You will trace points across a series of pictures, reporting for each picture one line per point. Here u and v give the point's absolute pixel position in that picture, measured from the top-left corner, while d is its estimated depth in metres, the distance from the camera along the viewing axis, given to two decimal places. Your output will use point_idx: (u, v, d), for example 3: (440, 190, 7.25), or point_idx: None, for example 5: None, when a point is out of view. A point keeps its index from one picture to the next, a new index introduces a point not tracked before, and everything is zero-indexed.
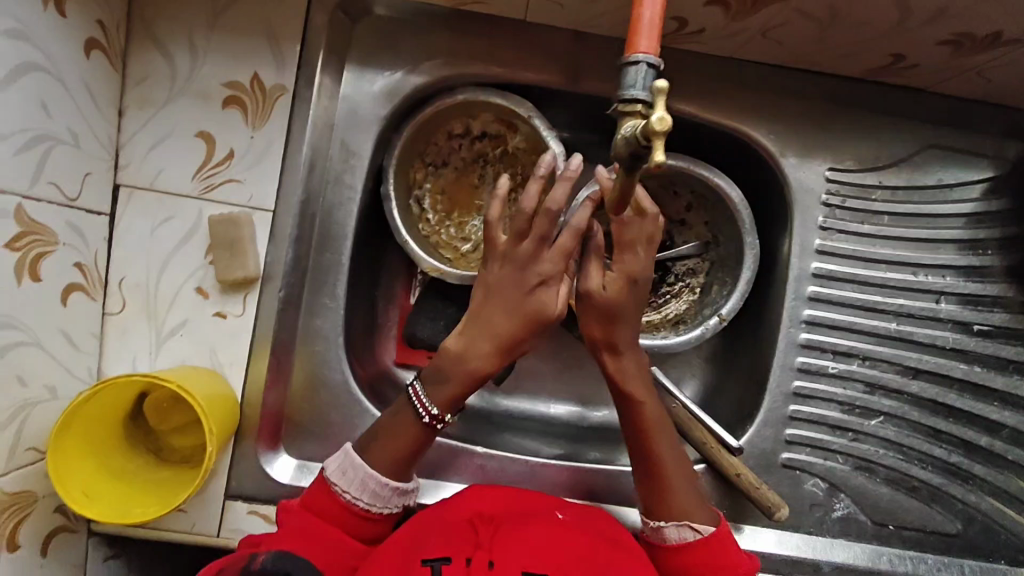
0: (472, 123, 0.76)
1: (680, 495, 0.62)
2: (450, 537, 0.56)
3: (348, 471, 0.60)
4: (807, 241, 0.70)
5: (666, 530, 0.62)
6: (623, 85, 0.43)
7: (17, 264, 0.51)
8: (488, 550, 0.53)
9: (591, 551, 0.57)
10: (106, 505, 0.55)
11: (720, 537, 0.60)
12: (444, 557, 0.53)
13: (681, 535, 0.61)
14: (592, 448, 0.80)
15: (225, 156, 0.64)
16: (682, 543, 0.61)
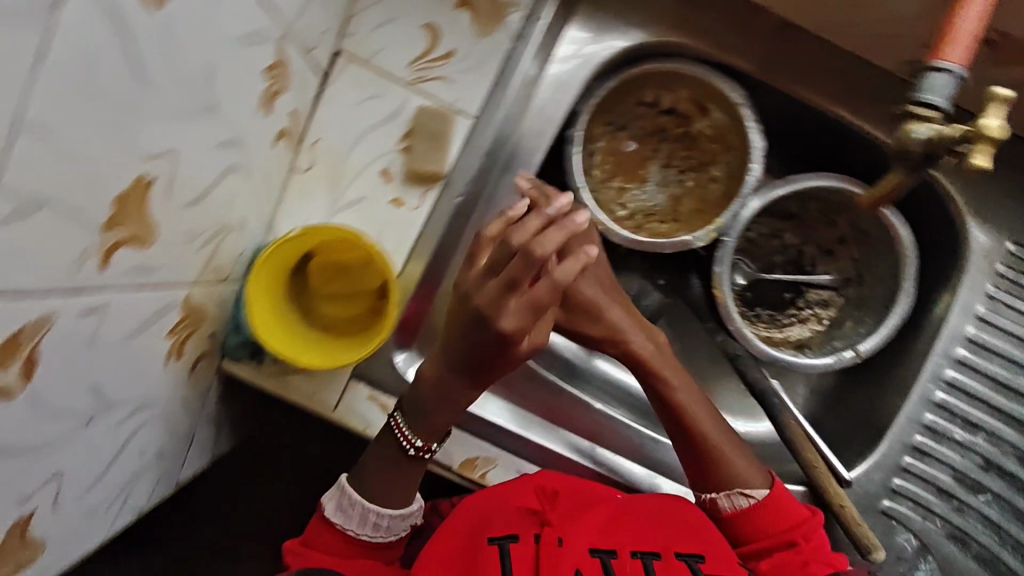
0: (664, 96, 0.74)
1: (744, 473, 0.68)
2: (520, 513, 0.62)
3: (347, 510, 0.64)
4: (970, 305, 0.69)
5: (720, 500, 0.68)
6: (919, 88, 0.44)
7: (263, 92, 0.51)
8: (553, 528, 0.60)
9: (654, 528, 0.64)
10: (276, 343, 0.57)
11: (775, 496, 0.67)
12: (511, 536, 0.60)
13: (734, 502, 0.67)
14: None
15: (445, 53, 0.63)
16: (736, 510, 0.67)
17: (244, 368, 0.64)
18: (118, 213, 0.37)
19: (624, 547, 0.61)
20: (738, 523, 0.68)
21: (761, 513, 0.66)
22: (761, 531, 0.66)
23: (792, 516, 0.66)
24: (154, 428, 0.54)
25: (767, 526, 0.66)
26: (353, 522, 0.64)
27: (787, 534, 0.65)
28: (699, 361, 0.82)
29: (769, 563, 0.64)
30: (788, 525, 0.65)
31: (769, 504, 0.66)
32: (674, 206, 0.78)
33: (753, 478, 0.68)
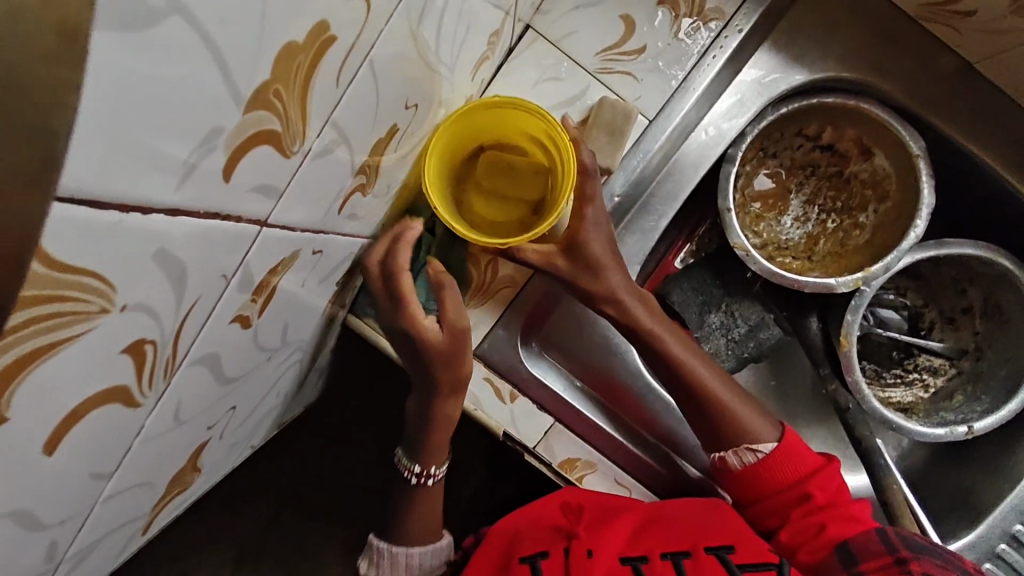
0: (828, 131, 0.73)
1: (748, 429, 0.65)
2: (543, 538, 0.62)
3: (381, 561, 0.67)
4: None
5: (729, 458, 0.65)
6: None
7: (481, 55, 0.49)
8: (582, 540, 0.59)
9: (691, 527, 0.62)
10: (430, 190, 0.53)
11: (786, 449, 0.64)
12: (541, 554, 0.59)
13: (742, 459, 0.65)
14: None
15: (636, 49, 0.62)
16: (747, 466, 0.65)
17: (370, 327, 0.63)
18: (370, 156, 0.36)
19: (653, 549, 0.59)
20: (749, 480, 0.65)
21: (772, 467, 0.64)
22: (778, 491, 0.64)
23: (804, 467, 0.64)
24: (290, 372, 0.52)
25: (784, 479, 0.64)
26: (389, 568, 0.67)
27: (801, 488, 0.63)
28: (795, 403, 0.80)
29: (789, 528, 0.63)
30: (802, 479, 0.63)
31: (777, 463, 0.64)
32: (809, 245, 0.76)
33: (760, 435, 0.65)
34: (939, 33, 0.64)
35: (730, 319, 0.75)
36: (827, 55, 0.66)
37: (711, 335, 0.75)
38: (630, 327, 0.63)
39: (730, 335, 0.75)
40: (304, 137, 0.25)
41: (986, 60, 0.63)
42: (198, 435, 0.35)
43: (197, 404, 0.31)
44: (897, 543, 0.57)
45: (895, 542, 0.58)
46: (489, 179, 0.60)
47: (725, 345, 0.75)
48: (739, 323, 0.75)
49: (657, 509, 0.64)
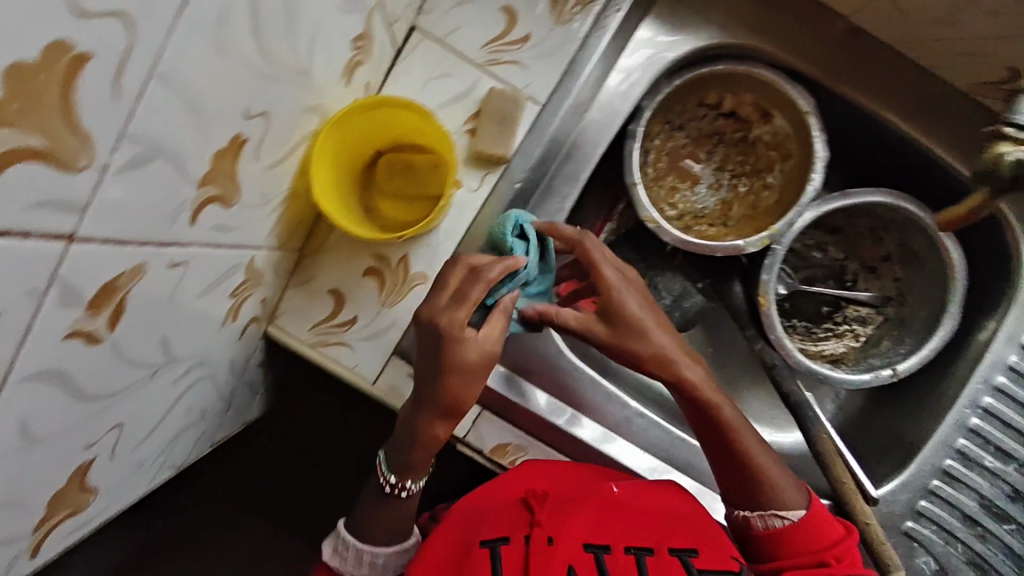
0: (727, 98, 0.75)
1: (779, 494, 0.61)
2: (505, 521, 0.60)
3: (345, 553, 0.63)
4: (1016, 334, 0.68)
5: (752, 519, 0.62)
6: (1015, 108, 0.43)
7: (349, 59, 0.50)
8: (544, 528, 0.57)
9: (659, 524, 0.61)
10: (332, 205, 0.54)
11: (815, 518, 0.60)
12: (501, 539, 0.57)
13: (767, 522, 0.61)
14: None
15: (520, 39, 0.63)
16: (772, 530, 0.61)
17: (293, 336, 0.65)
18: (215, 167, 0.37)
19: (617, 542, 0.58)
20: (768, 542, 0.61)
21: (796, 536, 0.60)
22: (794, 550, 0.59)
23: (827, 533, 0.59)
24: (200, 388, 0.53)
25: (803, 546, 0.59)
26: (348, 563, 0.63)
27: (818, 552, 0.58)
28: (731, 367, 0.82)
29: (792, 572, 0.58)
30: (821, 543, 0.58)
31: (802, 527, 0.60)
32: (724, 210, 0.78)
33: (787, 501, 0.61)
34: None
35: (654, 291, 0.76)
36: (710, 24, 0.67)
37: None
38: (677, 386, 0.62)
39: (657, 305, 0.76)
40: (89, 155, 0.26)
41: (858, 12, 0.64)
42: (74, 454, 0.36)
43: (49, 422, 0.32)
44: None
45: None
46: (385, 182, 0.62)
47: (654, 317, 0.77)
48: (664, 294, 0.77)
49: (622, 504, 0.63)
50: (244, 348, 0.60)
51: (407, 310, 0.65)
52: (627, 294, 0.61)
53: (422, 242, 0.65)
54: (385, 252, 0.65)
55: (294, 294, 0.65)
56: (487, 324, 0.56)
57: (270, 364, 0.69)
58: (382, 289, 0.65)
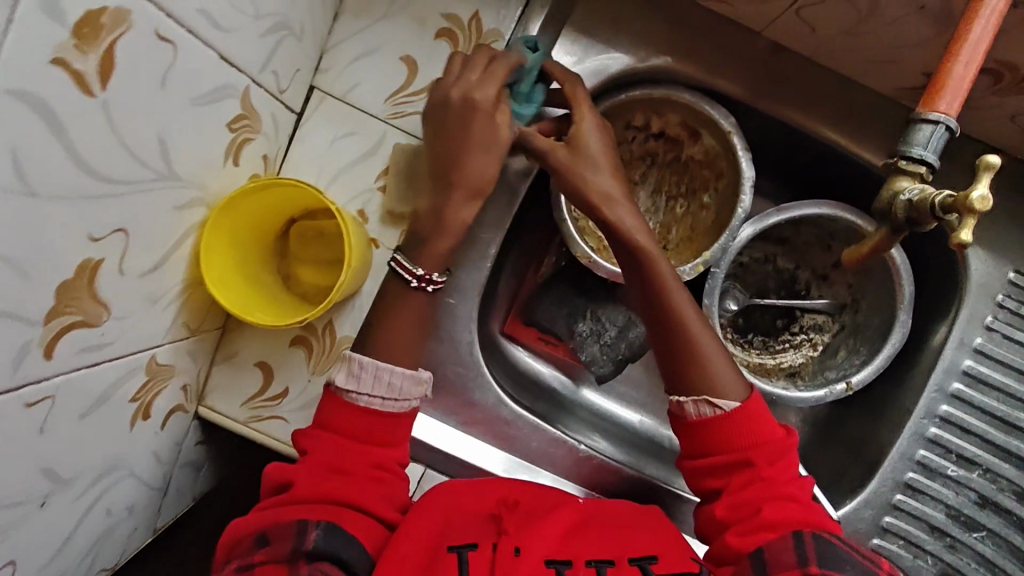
0: (655, 120, 0.71)
1: (715, 379, 0.58)
2: (477, 526, 0.55)
3: (360, 375, 0.57)
4: (967, 338, 0.67)
5: (685, 405, 0.58)
6: (910, 143, 0.44)
7: (230, 143, 0.49)
8: (512, 538, 0.53)
9: (622, 540, 0.58)
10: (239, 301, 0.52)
11: (747, 411, 0.57)
12: (470, 545, 0.53)
13: (700, 410, 0.57)
14: (655, 464, 0.77)
15: (423, 88, 0.62)
16: (703, 419, 0.57)
17: (223, 414, 0.63)
18: (64, 299, 0.36)
19: (579, 555, 0.54)
20: (701, 431, 0.57)
21: (729, 425, 0.56)
22: (727, 445, 0.56)
23: (760, 434, 0.56)
24: (118, 491, 0.52)
25: (738, 438, 0.56)
26: (368, 387, 0.56)
27: (749, 448, 0.56)
28: None
29: (726, 499, 0.55)
30: (749, 440, 0.56)
31: (738, 416, 0.56)
32: (663, 233, 0.75)
33: (724, 388, 0.57)
34: (725, 11, 0.64)
35: (598, 325, 0.73)
36: (622, 51, 0.65)
37: (585, 342, 0.73)
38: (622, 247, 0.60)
39: (603, 338, 0.73)
40: None
41: (769, 25, 0.62)
42: None
43: None
44: (812, 555, 0.49)
45: (808, 552, 0.49)
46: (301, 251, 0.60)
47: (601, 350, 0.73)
48: (607, 327, 0.73)
49: (591, 521, 0.60)
50: (170, 436, 0.58)
51: (337, 377, 0.63)
52: (597, 135, 0.59)
53: (346, 306, 0.63)
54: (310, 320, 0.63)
55: (220, 372, 0.63)
56: (483, 154, 0.57)
57: (207, 441, 0.67)
58: (310, 358, 0.63)
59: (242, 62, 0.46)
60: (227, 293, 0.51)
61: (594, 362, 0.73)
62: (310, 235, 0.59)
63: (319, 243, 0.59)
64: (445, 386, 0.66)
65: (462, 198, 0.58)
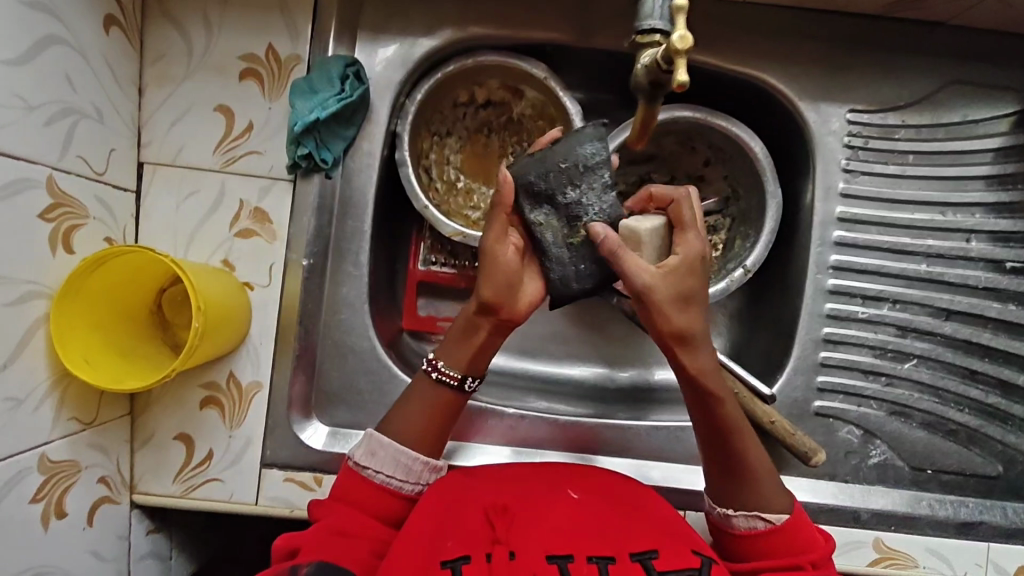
0: (477, 91, 0.74)
1: (762, 490, 0.56)
2: (467, 530, 0.53)
3: (377, 453, 0.59)
4: (831, 185, 0.68)
5: (734, 517, 0.56)
6: (640, 15, 0.43)
7: (52, 233, 0.51)
8: (506, 544, 0.51)
9: (618, 527, 0.53)
10: (104, 374, 0.53)
11: (796, 523, 0.55)
12: (464, 556, 0.50)
13: (750, 523, 0.56)
14: (620, 410, 0.79)
15: (244, 129, 0.64)
16: (754, 533, 0.56)
17: (159, 496, 0.64)
18: None
19: (579, 548, 0.50)
20: (748, 539, 0.56)
21: (778, 538, 0.55)
22: (774, 552, 0.54)
23: (802, 536, 0.55)
24: None
25: (779, 547, 0.54)
26: (385, 465, 0.58)
27: (792, 556, 0.54)
28: (611, 324, 0.83)
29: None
30: (797, 549, 0.54)
31: (791, 528, 0.55)
32: None
33: (771, 499, 0.56)
34: None
35: None
36: (420, 34, 0.67)
37: (544, 236, 0.56)
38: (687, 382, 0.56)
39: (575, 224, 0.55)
40: None
41: None
42: None
43: None
44: None
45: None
46: (180, 315, 0.61)
47: (570, 248, 0.56)
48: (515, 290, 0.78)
49: (575, 506, 0.55)
50: (107, 532, 0.59)
51: (254, 422, 0.64)
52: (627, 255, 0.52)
53: (241, 353, 0.64)
54: (212, 378, 0.64)
55: (143, 457, 0.64)
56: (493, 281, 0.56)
57: (164, 526, 0.68)
58: (224, 414, 0.64)
59: (29, 157, 0.48)
60: (84, 368, 0.52)
61: (584, 279, 0.57)
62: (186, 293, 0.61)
63: None
64: (362, 398, 0.66)
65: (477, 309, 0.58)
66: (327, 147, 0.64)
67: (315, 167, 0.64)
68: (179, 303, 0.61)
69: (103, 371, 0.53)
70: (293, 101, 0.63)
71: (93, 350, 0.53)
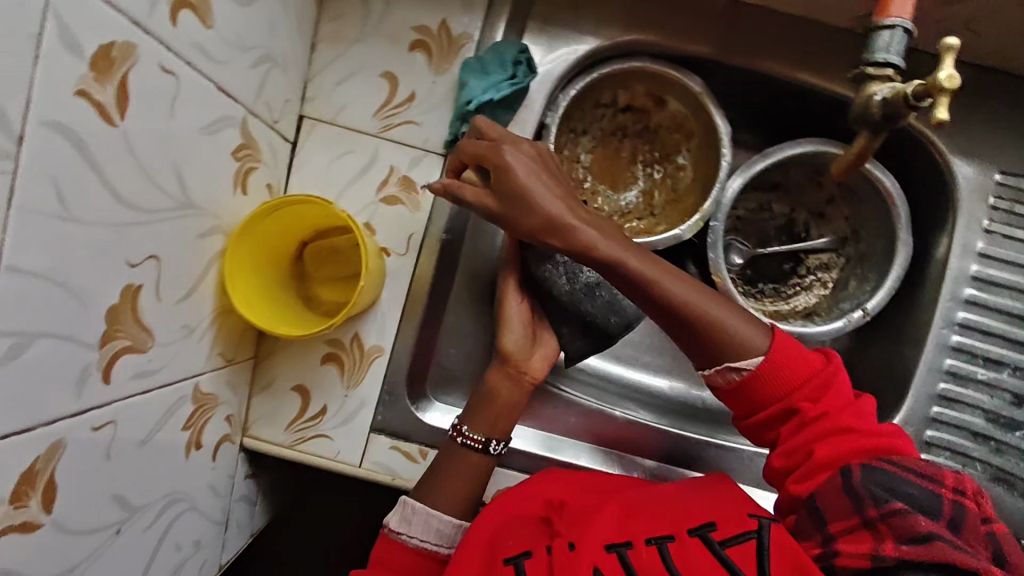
0: (621, 94, 0.74)
1: (715, 352, 0.54)
2: (526, 531, 0.54)
3: (410, 519, 0.58)
4: (969, 242, 0.68)
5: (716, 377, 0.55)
6: (872, 48, 0.44)
7: (236, 172, 0.52)
8: (565, 536, 0.51)
9: (681, 509, 0.53)
10: (263, 318, 0.54)
11: (773, 360, 0.53)
12: (524, 553, 0.51)
13: (727, 377, 0.54)
14: (696, 424, 0.81)
15: (406, 98, 0.65)
16: (735, 384, 0.54)
17: (268, 441, 0.64)
18: (113, 322, 0.38)
19: (639, 536, 0.50)
20: (745, 396, 0.54)
21: (765, 382, 0.53)
22: (774, 392, 0.53)
23: (798, 373, 0.54)
24: (186, 521, 0.54)
25: (775, 389, 0.54)
26: (418, 531, 0.58)
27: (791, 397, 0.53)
28: None
29: (780, 454, 0.54)
30: (786, 390, 0.53)
31: (766, 369, 0.53)
32: (647, 201, 0.78)
33: (751, 350, 0.53)
34: None
35: None
36: (587, 33, 0.68)
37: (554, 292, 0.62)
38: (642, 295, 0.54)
39: (574, 281, 0.61)
40: None
41: None
42: None
43: None
44: (861, 487, 0.48)
45: (861, 491, 0.48)
46: (320, 268, 0.62)
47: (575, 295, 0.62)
48: None
49: (637, 498, 0.56)
50: (222, 469, 0.60)
51: (370, 386, 0.65)
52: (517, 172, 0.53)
53: (368, 316, 0.65)
54: (336, 336, 0.65)
55: (258, 403, 0.64)
56: (509, 332, 0.62)
57: (259, 473, 0.69)
58: (343, 372, 0.65)
59: (236, 93, 0.49)
60: (248, 309, 0.53)
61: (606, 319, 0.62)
62: (330, 247, 0.62)
63: (337, 257, 0.63)
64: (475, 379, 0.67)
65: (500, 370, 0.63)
66: None
67: None
68: (322, 257, 0.62)
69: (261, 314, 0.54)
70: (465, 78, 0.63)
71: (253, 292, 0.54)
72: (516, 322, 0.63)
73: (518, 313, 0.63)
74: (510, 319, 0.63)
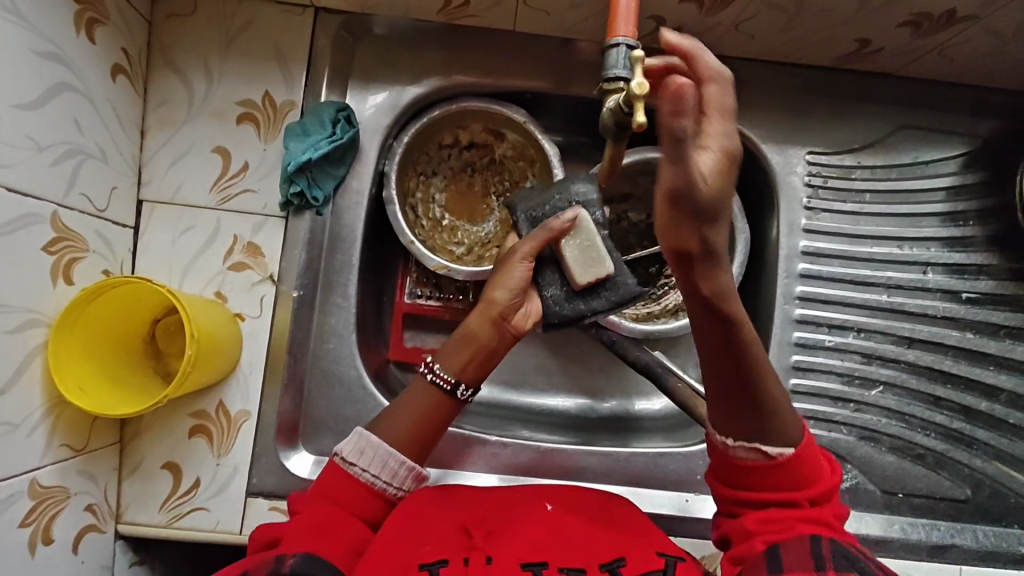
0: (461, 133, 0.78)
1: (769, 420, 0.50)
2: (446, 537, 0.51)
3: (366, 452, 0.56)
4: (794, 221, 0.73)
5: (734, 448, 0.51)
6: (606, 65, 0.48)
7: (53, 266, 0.53)
8: (483, 550, 0.49)
9: (589, 533, 0.52)
10: (98, 402, 0.55)
11: (801, 458, 0.51)
12: (441, 560, 0.48)
13: (748, 455, 0.51)
14: (602, 437, 0.81)
15: (240, 169, 0.68)
16: (750, 464, 0.51)
17: (145, 525, 0.64)
18: None
19: (553, 558, 0.48)
20: (749, 473, 0.51)
21: (780, 473, 0.51)
22: (779, 484, 0.51)
23: (815, 475, 0.51)
24: None
25: (778, 483, 0.51)
26: (372, 465, 0.56)
27: (793, 491, 0.50)
28: (594, 358, 0.86)
29: (756, 520, 0.50)
30: (799, 484, 0.51)
31: (794, 462, 0.51)
32: (505, 228, 0.80)
33: (779, 433, 0.50)
34: (474, 24, 0.72)
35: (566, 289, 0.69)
36: (408, 83, 0.72)
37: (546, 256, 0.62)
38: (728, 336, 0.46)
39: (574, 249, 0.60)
40: None
41: (515, 22, 0.71)
42: None
43: None
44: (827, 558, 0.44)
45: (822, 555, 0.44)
46: (172, 343, 0.63)
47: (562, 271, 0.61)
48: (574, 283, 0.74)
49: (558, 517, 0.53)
50: (92, 560, 0.60)
51: (241, 451, 0.66)
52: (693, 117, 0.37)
53: (231, 382, 0.66)
54: (201, 407, 0.66)
55: (131, 487, 0.64)
56: (503, 286, 0.60)
57: (149, 559, 0.68)
58: (212, 443, 0.65)
59: (39, 193, 0.52)
60: (77, 394, 0.53)
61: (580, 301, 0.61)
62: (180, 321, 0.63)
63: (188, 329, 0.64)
64: (348, 427, 0.68)
65: (484, 319, 0.60)
66: (318, 186, 0.68)
67: (306, 205, 0.68)
68: (174, 332, 0.63)
69: (95, 399, 0.55)
70: (287, 143, 0.67)
71: (84, 376, 0.55)
72: (511, 284, 0.60)
73: (518, 274, 0.60)
74: (505, 280, 0.60)
